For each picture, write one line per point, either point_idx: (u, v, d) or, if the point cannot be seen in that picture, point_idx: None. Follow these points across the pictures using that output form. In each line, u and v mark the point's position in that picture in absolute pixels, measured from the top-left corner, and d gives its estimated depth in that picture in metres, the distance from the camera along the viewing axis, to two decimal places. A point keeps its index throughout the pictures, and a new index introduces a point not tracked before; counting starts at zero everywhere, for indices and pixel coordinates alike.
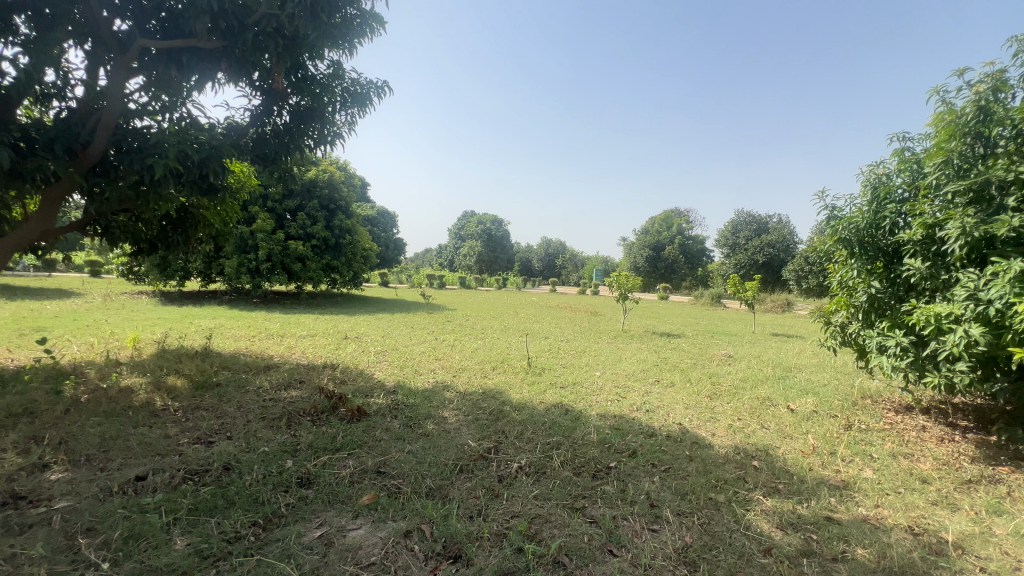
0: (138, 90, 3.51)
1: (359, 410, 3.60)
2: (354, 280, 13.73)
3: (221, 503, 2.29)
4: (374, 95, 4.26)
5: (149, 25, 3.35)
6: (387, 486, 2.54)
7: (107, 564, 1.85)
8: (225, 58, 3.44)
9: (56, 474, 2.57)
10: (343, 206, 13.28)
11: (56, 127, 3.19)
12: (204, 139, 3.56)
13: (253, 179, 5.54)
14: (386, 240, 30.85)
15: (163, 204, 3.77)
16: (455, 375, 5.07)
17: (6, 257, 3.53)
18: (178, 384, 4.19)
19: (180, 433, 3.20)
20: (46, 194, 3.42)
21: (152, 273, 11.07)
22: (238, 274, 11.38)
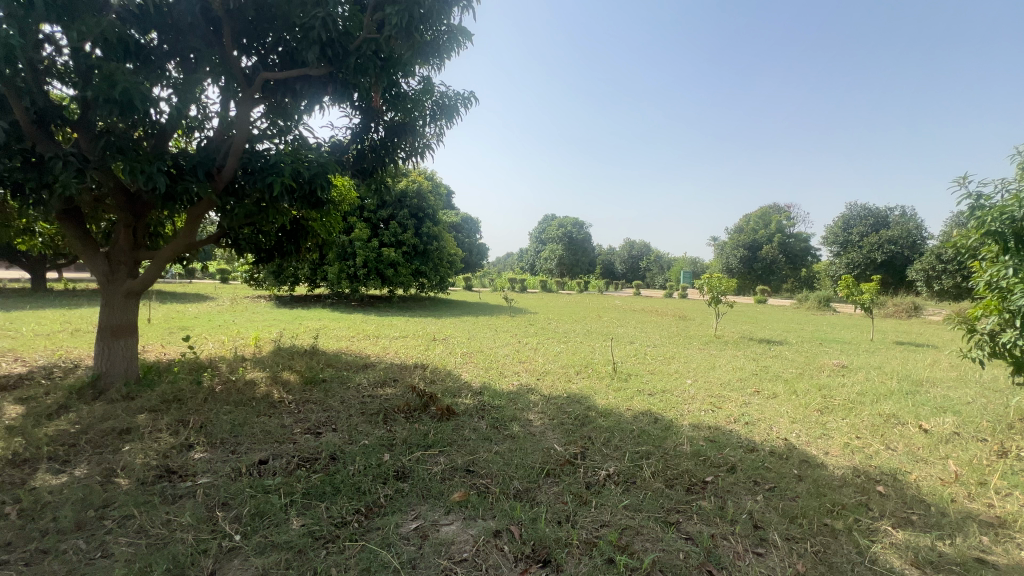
0: (260, 118, 3.98)
1: (449, 409, 3.74)
2: (441, 284, 14.38)
3: (328, 490, 2.49)
4: (461, 106, 4.42)
5: (269, 59, 3.79)
6: (476, 484, 2.61)
7: (239, 536, 2.10)
8: (331, 83, 3.78)
9: (198, 454, 2.97)
10: (431, 214, 13.99)
11: (198, 154, 3.71)
12: (313, 157, 3.93)
13: (353, 192, 6.00)
14: (469, 246, 31.95)
15: (279, 218, 4.23)
16: (539, 379, 5.08)
17: (162, 267, 4.16)
18: (291, 378, 4.68)
19: (294, 423, 3.55)
20: (192, 211, 3.99)
21: (269, 279, 12.47)
22: (339, 280, 12.43)
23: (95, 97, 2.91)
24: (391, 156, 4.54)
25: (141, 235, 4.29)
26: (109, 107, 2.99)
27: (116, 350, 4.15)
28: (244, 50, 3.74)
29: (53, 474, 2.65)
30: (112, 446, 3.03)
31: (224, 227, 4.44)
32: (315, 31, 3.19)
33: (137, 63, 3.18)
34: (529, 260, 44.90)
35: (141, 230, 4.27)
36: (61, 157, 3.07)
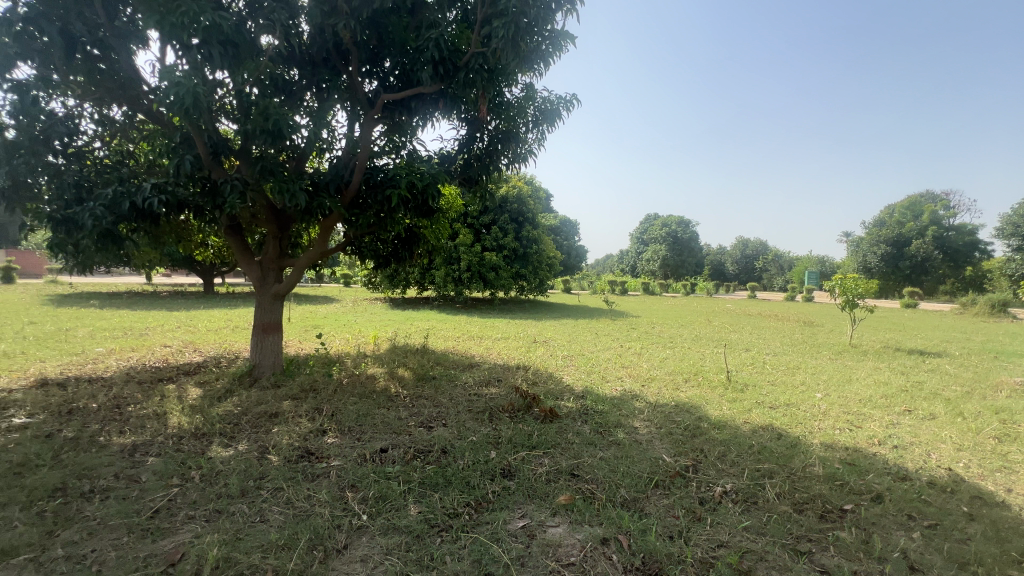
0: (380, 136, 4.37)
1: (552, 411, 3.76)
2: (540, 287, 14.55)
3: (441, 481, 2.64)
4: (563, 109, 4.43)
5: (388, 82, 4.15)
6: (581, 489, 2.58)
7: (366, 515, 2.31)
8: (441, 99, 4.03)
9: (331, 439, 3.33)
10: (531, 218, 14.22)
11: (329, 172, 4.18)
12: (425, 169, 4.22)
13: (459, 200, 6.32)
14: (568, 249, 31.87)
15: (396, 227, 4.60)
16: (644, 385, 4.89)
17: (302, 273, 4.75)
18: (405, 374, 5.07)
19: (409, 416, 3.83)
20: (325, 223, 4.51)
21: (385, 283, 13.63)
22: (446, 283, 13.17)
23: (253, 129, 3.44)
24: (495, 163, 4.71)
25: (285, 246, 4.94)
26: (264, 136, 3.50)
27: (267, 344, 4.84)
28: (367, 76, 4.14)
29: (222, 447, 3.17)
30: (264, 427, 3.53)
31: (350, 236, 4.94)
32: (430, 51, 3.43)
33: (283, 97, 3.69)
34: (629, 261, 43.53)
35: (286, 241, 4.93)
36: (229, 181, 3.66)
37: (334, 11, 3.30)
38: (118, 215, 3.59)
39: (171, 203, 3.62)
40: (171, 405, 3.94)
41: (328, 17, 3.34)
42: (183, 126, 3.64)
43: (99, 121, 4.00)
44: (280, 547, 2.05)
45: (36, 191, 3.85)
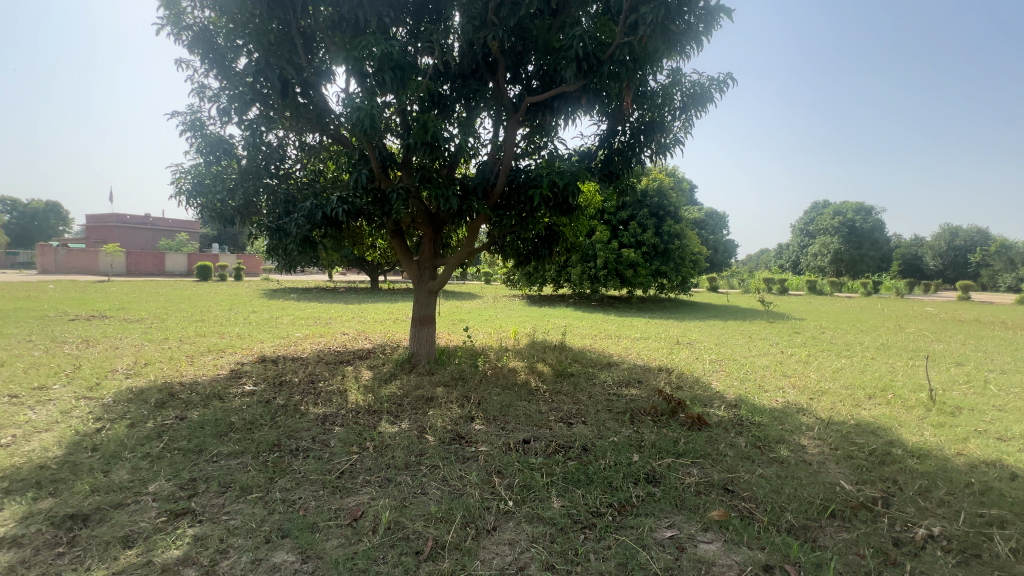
0: (522, 138, 4.54)
1: (700, 418, 3.49)
2: (683, 284, 13.65)
3: (583, 479, 2.65)
4: (715, 91, 4.09)
5: (532, 85, 4.28)
6: (738, 507, 2.36)
7: (513, 501, 2.43)
8: (584, 95, 4.03)
9: (478, 426, 3.57)
10: (673, 211, 13.43)
11: (477, 177, 4.48)
12: (566, 167, 4.26)
13: (598, 196, 6.25)
14: (715, 244, 29.29)
15: (537, 226, 4.73)
16: (813, 398, 4.26)
17: (452, 272, 5.18)
18: (545, 370, 5.19)
19: (549, 411, 3.91)
20: (472, 224, 4.84)
21: (523, 280, 14.16)
22: (582, 280, 13.16)
23: (415, 142, 3.84)
24: (638, 156, 4.54)
25: (439, 246, 5.43)
26: (423, 148, 3.90)
27: (423, 335, 5.38)
28: (511, 82, 4.33)
29: (389, 423, 3.62)
30: (422, 409, 3.93)
31: (494, 236, 5.23)
32: (574, 49, 3.44)
33: (439, 110, 4.06)
34: (790, 257, 38.28)
35: (439, 242, 5.42)
36: (395, 190, 4.15)
37: (484, 24, 3.52)
38: (314, 223, 4.33)
39: (351, 212, 4.24)
40: (350, 384, 4.63)
41: (479, 31, 3.57)
42: (361, 145, 4.24)
43: (300, 147, 4.87)
44: (439, 519, 2.26)
45: (259, 208, 4.85)
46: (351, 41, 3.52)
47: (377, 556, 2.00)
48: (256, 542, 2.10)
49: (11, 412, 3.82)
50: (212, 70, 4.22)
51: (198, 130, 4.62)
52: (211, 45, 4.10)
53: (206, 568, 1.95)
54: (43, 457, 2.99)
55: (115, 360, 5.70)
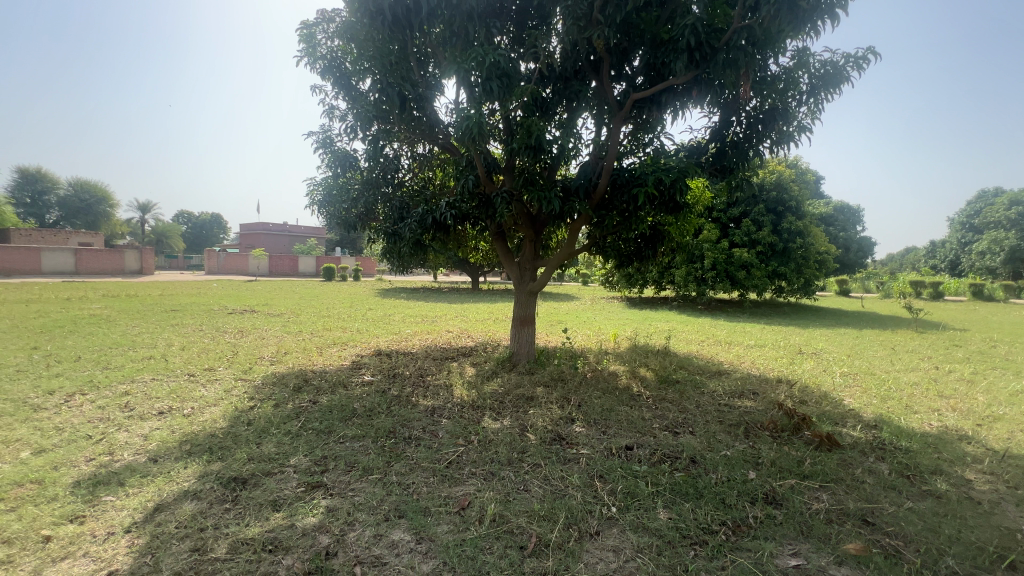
0: (626, 136, 4.44)
1: (830, 438, 3.12)
2: (806, 287, 12.24)
3: (691, 492, 2.50)
4: (850, 69, 3.64)
5: (637, 81, 4.18)
6: (880, 542, 2.06)
7: (617, 508, 2.37)
8: (695, 87, 3.83)
9: (579, 428, 3.55)
10: (794, 206, 12.13)
11: (579, 178, 4.46)
12: (673, 163, 4.07)
13: (707, 192, 5.87)
14: (847, 242, 25.82)
15: (641, 225, 4.58)
16: (981, 424, 3.57)
17: (552, 273, 5.22)
18: (647, 375, 4.99)
19: (653, 418, 3.76)
20: (574, 225, 4.84)
21: (623, 282, 13.79)
22: (687, 282, 12.45)
23: (518, 146, 3.94)
24: (755, 147, 4.20)
25: (539, 247, 5.51)
26: (527, 152, 3.98)
27: (524, 335, 5.49)
28: (615, 80, 4.25)
29: (492, 419, 3.76)
30: (523, 408, 4.01)
31: (596, 236, 5.16)
32: (684, 39, 3.29)
33: (542, 114, 4.13)
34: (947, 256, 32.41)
35: (540, 243, 5.49)
36: (499, 194, 4.29)
37: (589, 24, 3.50)
38: (425, 227, 4.64)
39: (458, 216, 4.47)
40: (455, 379, 4.89)
41: (584, 31, 3.56)
42: (467, 153, 4.45)
43: (412, 157, 5.25)
44: (543, 517, 2.29)
45: (377, 214, 5.37)
46: (461, 54, 3.72)
47: (483, 546, 2.08)
48: (378, 519, 2.30)
49: (190, 388, 4.65)
50: (341, 93, 4.73)
51: (328, 146, 5.21)
52: (340, 71, 4.61)
53: (337, 536, 2.18)
54: (212, 427, 3.59)
55: (262, 348, 6.65)
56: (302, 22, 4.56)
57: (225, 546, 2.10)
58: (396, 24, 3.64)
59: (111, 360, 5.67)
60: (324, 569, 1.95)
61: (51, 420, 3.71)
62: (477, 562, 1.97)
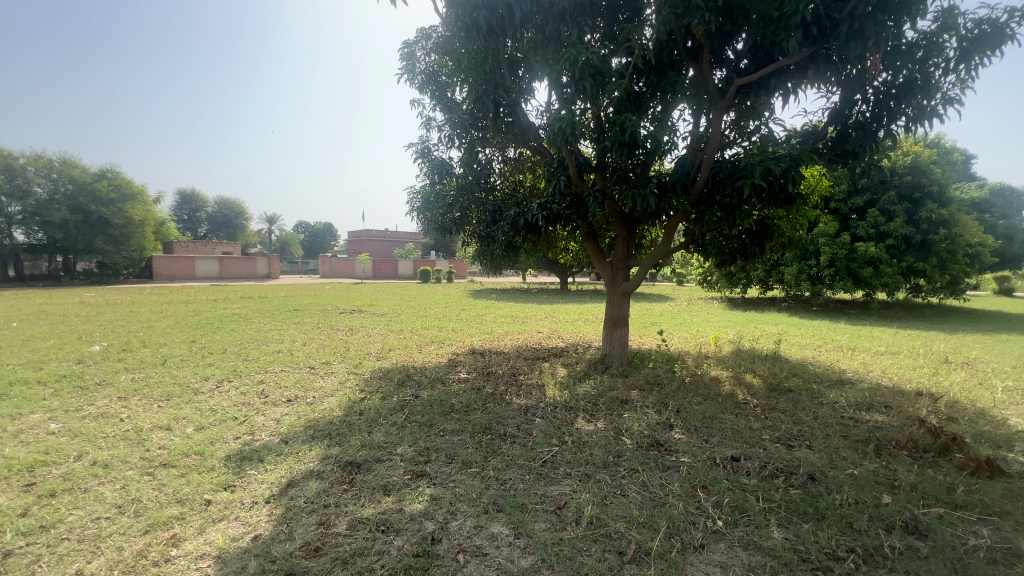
0: (728, 125, 4.16)
1: (990, 463, 2.65)
2: (952, 286, 10.48)
3: (811, 512, 2.27)
4: (1014, 26, 3.08)
5: (741, 64, 3.90)
6: None
7: (723, 522, 2.23)
8: (811, 65, 3.49)
9: (678, 435, 3.39)
10: (935, 192, 10.46)
11: (676, 173, 4.26)
12: (784, 151, 3.73)
13: (825, 181, 5.30)
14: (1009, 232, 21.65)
15: (746, 221, 4.26)
16: None
17: (647, 273, 5.05)
18: (754, 382, 4.61)
19: (763, 428, 3.47)
20: (671, 222, 4.64)
21: (723, 281, 12.92)
22: (798, 281, 11.32)
23: (611, 144, 3.86)
24: (886, 127, 3.71)
25: (633, 246, 5.35)
26: (620, 149, 3.88)
27: (616, 336, 5.36)
28: (716, 66, 4.01)
29: (586, 420, 3.73)
30: (617, 411, 3.93)
31: (694, 233, 4.90)
32: (798, 14, 3.00)
33: (635, 109, 4.01)
34: None
35: (632, 242, 5.33)
36: (592, 194, 4.24)
37: (688, 10, 3.34)
38: (517, 229, 4.73)
39: (550, 217, 4.49)
40: (547, 379, 4.93)
41: (682, 18, 3.40)
42: (559, 154, 4.47)
43: (503, 161, 5.38)
44: (642, 524, 2.23)
45: (471, 218, 5.60)
46: (554, 56, 3.74)
47: (581, 547, 2.08)
48: (478, 511, 2.40)
49: (312, 379, 5.21)
50: (437, 105, 5.00)
51: (426, 156, 5.55)
52: (437, 83, 4.87)
53: (441, 524, 2.31)
54: (331, 414, 4.00)
55: (370, 345, 7.24)
56: (404, 41, 4.91)
57: (345, 523, 2.33)
58: (490, 33, 3.76)
59: (249, 352, 6.56)
60: (431, 553, 2.08)
61: (207, 402, 4.38)
62: (575, 563, 1.97)
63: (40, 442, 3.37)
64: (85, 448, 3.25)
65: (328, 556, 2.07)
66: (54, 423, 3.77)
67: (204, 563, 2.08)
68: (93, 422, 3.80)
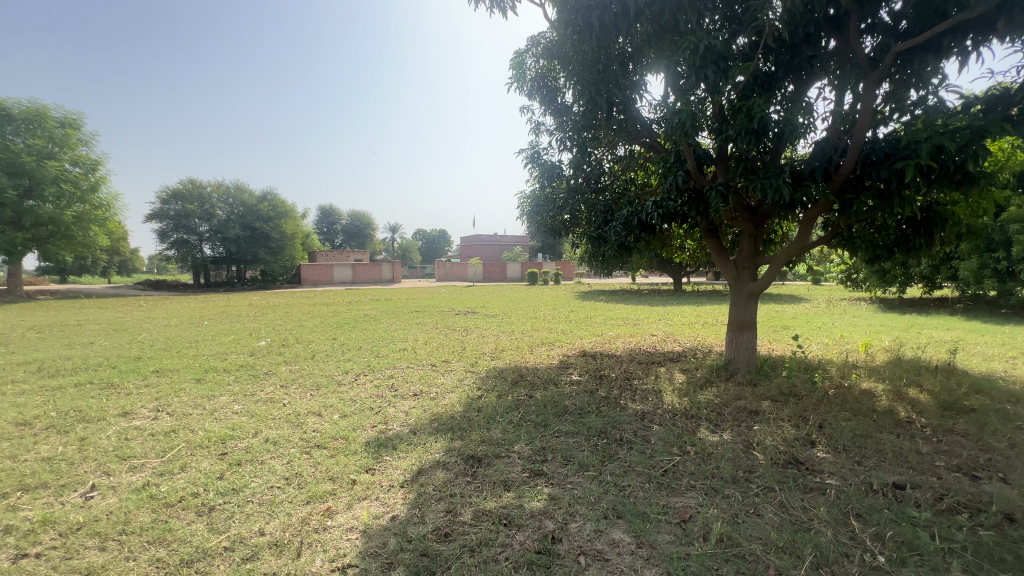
0: (883, 98, 3.61)
1: None
2: None
3: (1010, 560, 1.86)
4: None
5: (901, 27, 3.37)
6: None
7: (886, 558, 1.93)
8: (1001, 16, 2.89)
9: (822, 453, 3.01)
10: None
11: (816, 158, 3.81)
12: (962, 122, 3.12)
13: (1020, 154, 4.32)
14: None
15: (908, 209, 3.64)
16: None
17: (779, 272, 4.57)
18: (921, 399, 3.90)
19: (936, 454, 2.93)
20: (808, 214, 4.16)
21: (873, 279, 11.18)
22: (979, 279, 9.44)
23: (737, 132, 3.57)
24: None
25: (761, 243, 4.89)
26: (747, 137, 3.57)
27: (742, 341, 4.92)
28: (867, 33, 3.51)
29: (710, 431, 3.49)
30: (746, 422, 3.61)
31: (839, 226, 4.32)
32: None
33: (765, 92, 3.67)
34: None
35: (761, 238, 4.88)
36: (713, 188, 3.96)
37: None
38: (630, 229, 4.61)
39: (666, 215, 4.30)
40: (664, 385, 4.70)
41: None
42: (675, 148, 4.25)
43: (614, 159, 5.30)
44: (781, 548, 2.03)
45: (581, 219, 5.57)
46: (671, 46, 3.58)
47: (711, 565, 1.95)
48: (597, 515, 2.38)
49: (434, 376, 5.61)
50: (548, 110, 5.09)
51: (536, 161, 5.65)
52: (548, 88, 4.96)
53: (560, 524, 2.34)
54: (452, 409, 4.27)
55: (484, 345, 7.58)
56: (515, 51, 5.07)
57: (470, 513, 2.47)
58: (602, 32, 3.72)
59: (380, 349, 7.28)
60: (552, 552, 2.11)
61: (348, 393, 4.96)
62: None
63: (228, 419, 4.11)
64: (259, 426, 3.89)
65: (456, 542, 2.22)
66: (236, 404, 4.57)
67: (353, 535, 2.35)
68: (264, 405, 4.54)
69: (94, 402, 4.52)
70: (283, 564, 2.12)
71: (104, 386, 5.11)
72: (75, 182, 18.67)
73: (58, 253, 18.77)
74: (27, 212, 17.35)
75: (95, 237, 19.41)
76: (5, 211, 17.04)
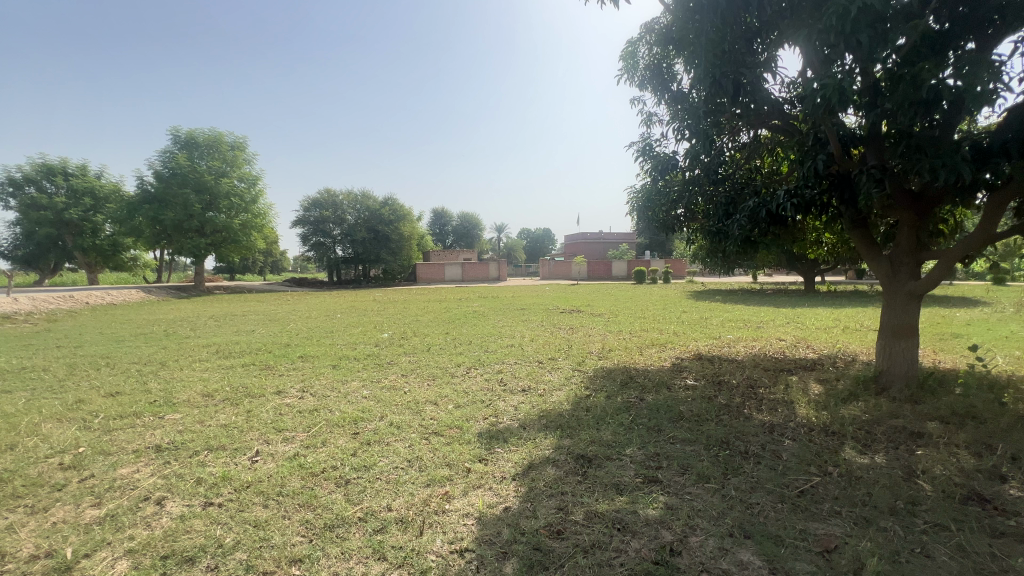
0: None
1: None
2: None
3: None
4: None
5: None
6: None
7: None
8: None
9: (1017, 492, 2.46)
10: None
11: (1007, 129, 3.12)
12: None
13: None
14: None
15: None
16: None
17: (952, 269, 3.81)
18: None
19: None
20: (995, 198, 3.42)
21: None
22: None
23: (898, 105, 3.06)
24: None
25: (926, 235, 4.14)
26: (911, 110, 3.04)
27: (898, 349, 4.20)
28: None
29: (857, 451, 3.04)
30: (905, 445, 3.08)
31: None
32: None
33: (936, 54, 3.09)
34: None
35: (925, 230, 4.12)
36: (864, 172, 3.44)
37: None
38: (756, 222, 4.19)
39: (802, 205, 3.83)
40: (797, 396, 4.20)
41: None
42: (814, 129, 3.77)
43: (736, 146, 4.88)
44: None
45: (698, 212, 5.19)
46: (813, 14, 3.18)
47: None
48: (721, 532, 2.19)
49: (541, 373, 5.67)
50: (662, 99, 4.84)
51: (649, 154, 5.39)
52: (662, 76, 4.72)
53: (679, 536, 2.20)
54: (560, 407, 4.26)
55: (591, 344, 7.47)
56: (627, 41, 4.89)
57: (582, 513, 2.44)
58: (728, 8, 3.43)
59: (488, 345, 7.56)
60: (671, 565, 1.99)
61: (461, 384, 5.23)
62: None
63: (358, 402, 4.57)
64: (385, 411, 4.26)
65: (569, 541, 2.20)
66: (365, 389, 5.07)
67: (469, 520, 2.45)
68: (388, 391, 4.97)
69: (256, 381, 5.34)
70: (408, 540, 2.29)
71: (262, 367, 6.00)
72: (241, 195, 22.27)
73: (229, 255, 22.53)
74: (208, 221, 21.11)
75: (256, 241, 22.95)
76: (193, 220, 20.90)
